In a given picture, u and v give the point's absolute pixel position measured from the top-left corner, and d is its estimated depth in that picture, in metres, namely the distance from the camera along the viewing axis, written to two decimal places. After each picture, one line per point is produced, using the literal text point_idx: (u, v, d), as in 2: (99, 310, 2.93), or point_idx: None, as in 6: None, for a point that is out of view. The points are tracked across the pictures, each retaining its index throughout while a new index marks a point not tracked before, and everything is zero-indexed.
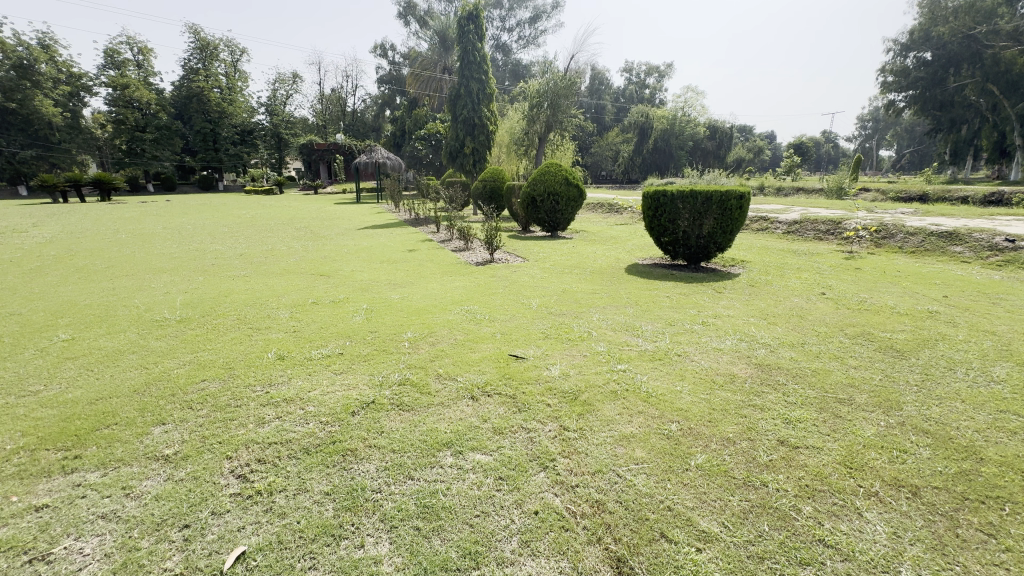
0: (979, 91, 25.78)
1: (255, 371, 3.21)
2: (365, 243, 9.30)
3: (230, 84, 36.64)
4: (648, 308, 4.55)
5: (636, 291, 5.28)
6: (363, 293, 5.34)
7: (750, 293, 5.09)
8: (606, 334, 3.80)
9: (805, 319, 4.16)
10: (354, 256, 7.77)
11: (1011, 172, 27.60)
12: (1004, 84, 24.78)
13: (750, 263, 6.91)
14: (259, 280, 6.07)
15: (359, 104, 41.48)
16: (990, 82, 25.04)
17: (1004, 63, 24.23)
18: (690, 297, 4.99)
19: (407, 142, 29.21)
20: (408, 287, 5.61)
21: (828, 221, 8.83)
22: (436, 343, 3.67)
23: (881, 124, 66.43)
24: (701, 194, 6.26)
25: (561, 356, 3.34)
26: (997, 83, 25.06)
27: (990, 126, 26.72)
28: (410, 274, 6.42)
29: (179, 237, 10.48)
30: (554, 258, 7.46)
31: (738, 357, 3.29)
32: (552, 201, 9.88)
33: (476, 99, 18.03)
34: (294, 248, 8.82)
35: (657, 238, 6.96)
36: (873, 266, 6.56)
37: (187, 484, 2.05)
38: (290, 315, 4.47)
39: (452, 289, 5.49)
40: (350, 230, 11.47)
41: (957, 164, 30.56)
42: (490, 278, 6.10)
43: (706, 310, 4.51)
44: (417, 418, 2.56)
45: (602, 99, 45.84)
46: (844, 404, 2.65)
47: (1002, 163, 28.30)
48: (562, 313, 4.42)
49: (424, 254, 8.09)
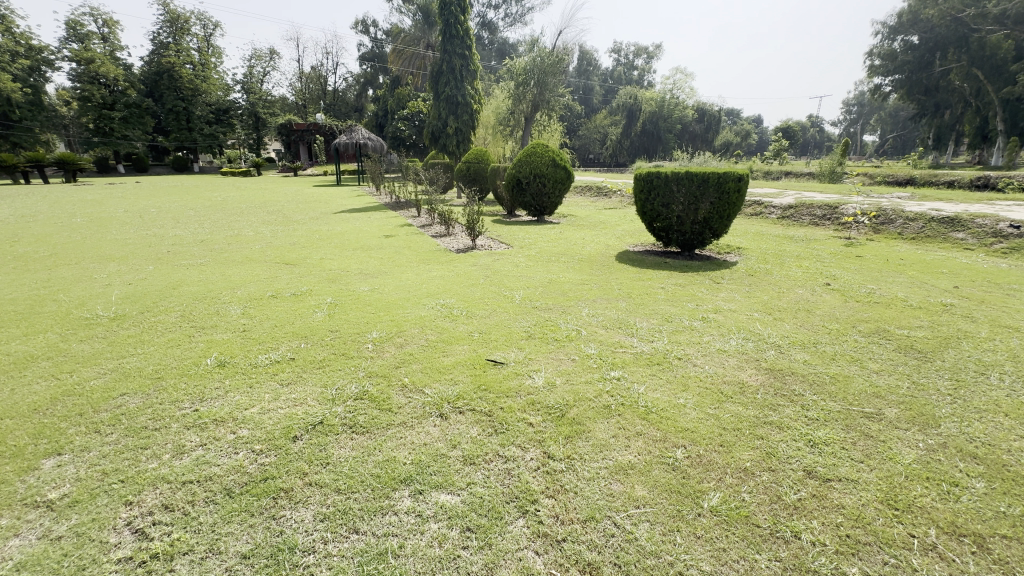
0: (963, 76, 25.57)
1: (185, 383, 2.73)
2: (340, 228, 8.74)
3: (203, 60, 35.01)
4: (642, 302, 4.14)
5: (629, 282, 4.87)
6: (329, 284, 4.84)
7: (751, 284, 4.70)
8: (597, 333, 3.38)
9: (813, 314, 3.79)
10: (326, 243, 7.23)
11: (992, 158, 27.66)
12: (988, 69, 24.58)
13: (746, 250, 6.54)
14: (215, 270, 5.53)
15: (340, 82, 40.09)
16: (974, 67, 24.83)
17: (990, 47, 23.99)
18: (686, 288, 4.59)
19: (389, 122, 28.26)
20: (380, 278, 5.12)
21: (824, 206, 8.50)
22: (404, 345, 3.21)
23: (865, 109, 66.67)
24: (697, 176, 5.85)
25: (546, 360, 2.93)
26: (982, 68, 24.82)
27: (973, 112, 26.65)
28: (385, 262, 5.93)
29: (139, 222, 9.79)
30: (540, 245, 7.00)
31: (745, 361, 2.91)
32: (539, 183, 9.38)
33: (459, 76, 17.29)
34: (262, 234, 8.22)
35: (649, 224, 6.53)
36: (873, 253, 6.24)
37: (64, 545, 1.59)
38: (242, 312, 3.97)
39: (429, 280, 5.04)
40: (325, 214, 10.84)
41: (940, 149, 30.60)
42: (470, 267, 5.64)
43: (705, 304, 4.11)
44: (373, 444, 2.12)
45: (590, 80, 45.01)
46: (873, 420, 2.27)
47: (984, 148, 28.33)
48: (548, 308, 3.99)
49: (401, 240, 7.57)
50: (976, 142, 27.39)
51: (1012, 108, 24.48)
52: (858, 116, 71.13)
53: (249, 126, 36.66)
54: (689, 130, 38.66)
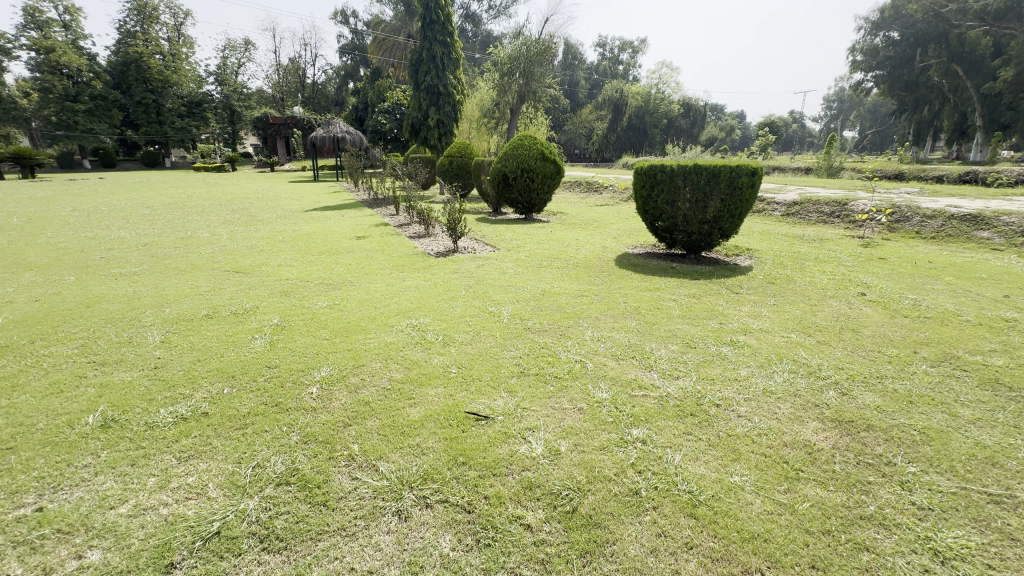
0: (943, 72, 25.47)
1: (43, 459, 1.93)
2: (308, 228, 7.90)
3: (173, 50, 33.39)
4: (655, 320, 3.45)
5: (634, 292, 4.22)
6: (280, 299, 4.06)
7: (776, 295, 4.06)
8: (606, 367, 2.69)
9: (862, 335, 3.13)
10: (288, 246, 6.43)
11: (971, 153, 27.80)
12: (968, 65, 24.54)
13: (757, 252, 5.92)
14: (149, 281, 4.71)
15: (319, 75, 38.70)
16: (954, 63, 24.74)
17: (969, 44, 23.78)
18: (703, 302, 3.94)
19: (369, 115, 27.22)
20: (343, 290, 4.36)
21: (831, 203, 7.96)
22: (359, 389, 2.47)
23: (846, 105, 67.27)
24: (706, 170, 5.19)
25: (545, 412, 2.21)
26: (962, 64, 24.65)
27: (952, 107, 26.66)
28: (355, 270, 5.19)
29: (83, 222, 8.79)
30: (529, 246, 6.29)
31: (803, 407, 2.25)
32: (526, 178, 8.66)
33: (440, 64, 16.41)
34: (217, 236, 7.34)
35: (650, 223, 5.86)
36: (896, 255, 5.68)
37: None
38: (163, 339, 3.18)
39: (403, 291, 4.31)
40: (294, 212, 9.95)
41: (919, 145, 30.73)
42: (450, 274, 4.91)
43: (730, 322, 3.45)
44: (292, 574, 1.39)
45: (575, 74, 44.23)
46: (1008, 510, 1.62)
47: (962, 143, 28.47)
48: (543, 329, 3.29)
49: (375, 242, 6.79)
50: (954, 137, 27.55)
51: (991, 104, 24.46)
52: (837, 110, 71.95)
53: (224, 120, 35.21)
54: (675, 125, 37.94)
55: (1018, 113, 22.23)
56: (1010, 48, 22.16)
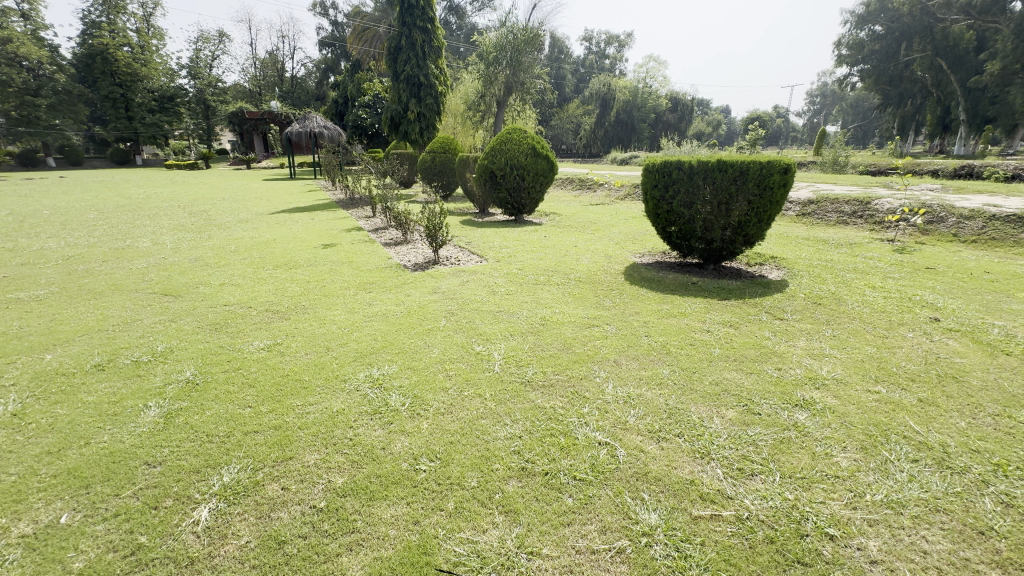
0: (927, 66, 25.14)
1: None
2: (269, 234, 6.93)
3: (142, 42, 31.69)
4: (693, 366, 2.64)
5: (654, 319, 3.43)
6: (206, 338, 3.14)
7: (831, 323, 3.31)
8: (645, 457, 1.85)
9: (973, 389, 2.36)
10: (241, 258, 5.52)
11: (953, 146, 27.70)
12: (951, 59, 24.28)
13: (784, 261, 5.18)
14: (48, 310, 3.74)
15: (298, 68, 37.27)
16: (938, 57, 24.41)
17: (953, 38, 23.35)
18: (744, 334, 3.14)
19: (349, 110, 26.03)
20: (293, 321, 3.48)
21: (852, 201, 7.26)
22: (274, 513, 1.60)
23: (829, 100, 67.63)
24: (731, 168, 4.38)
25: (567, 568, 1.37)
26: (945, 58, 24.26)
27: (935, 101, 26.44)
28: (313, 290, 4.29)
29: (13, 229, 7.72)
30: (522, 256, 5.43)
31: (968, 543, 1.45)
32: (516, 176, 7.80)
33: (421, 53, 15.39)
34: (161, 244, 6.35)
35: (662, 230, 5.06)
36: (943, 263, 4.98)
37: None
38: (14, 413, 2.24)
39: (369, 322, 3.44)
40: (258, 215, 8.95)
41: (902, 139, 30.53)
42: (427, 295, 4.05)
43: (790, 366, 2.66)
44: None
45: (562, 67, 43.30)
46: None
47: (944, 137, 28.37)
48: (547, 385, 2.45)
49: (344, 251, 5.89)
50: (936, 132, 27.38)
51: (974, 98, 24.26)
52: (820, 105, 72.53)
53: (198, 115, 33.60)
54: (663, 119, 36.99)
55: (1002, 106, 21.97)
56: (996, 41, 21.85)
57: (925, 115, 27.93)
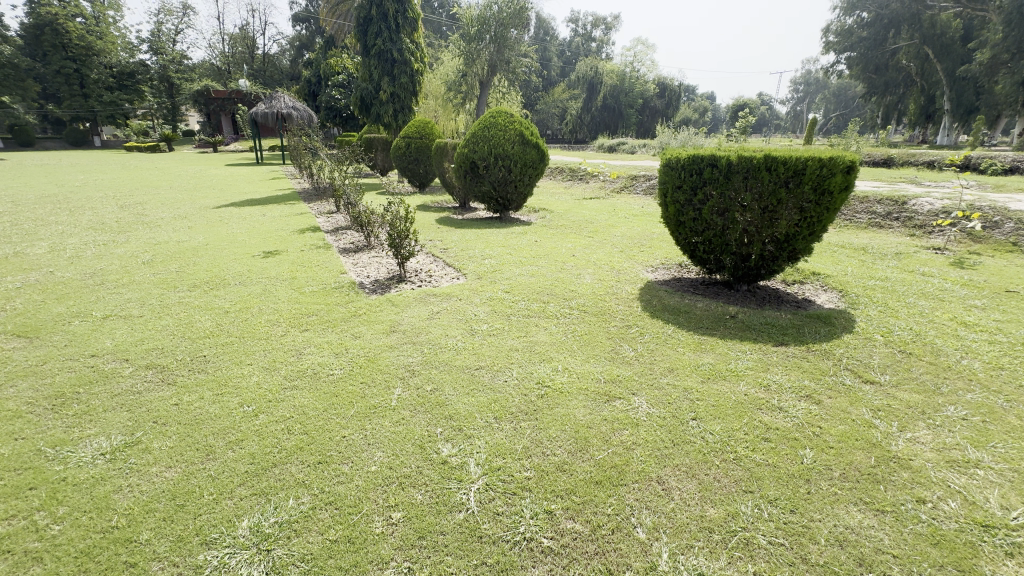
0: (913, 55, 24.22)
1: None
2: (202, 236, 5.75)
3: (98, 13, 29.37)
4: (788, 497, 1.65)
5: (700, 384, 2.42)
6: (13, 438, 2.01)
7: (949, 394, 2.34)
8: None
9: None
10: (152, 271, 4.36)
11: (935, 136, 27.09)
12: (937, 48, 23.24)
13: (830, 278, 4.25)
14: None
15: (269, 45, 35.17)
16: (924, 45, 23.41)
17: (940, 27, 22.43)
18: (835, 417, 2.14)
19: (321, 90, 24.30)
20: (175, 391, 2.37)
21: (885, 201, 6.37)
22: None
23: (812, 88, 67.19)
24: (780, 167, 3.39)
25: None
26: (931, 47, 23.28)
27: (919, 90, 25.57)
28: (229, 326, 3.17)
29: None
30: (509, 270, 4.41)
31: None
32: (502, 168, 6.69)
33: (394, 24, 13.88)
34: (61, 250, 5.12)
35: (685, 242, 4.05)
36: (1018, 282, 4.11)
37: None
38: None
39: (290, 393, 2.34)
40: (200, 210, 7.71)
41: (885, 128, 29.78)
42: (382, 338, 2.98)
43: (944, 494, 1.68)
44: None
45: (548, 49, 41.64)
46: None
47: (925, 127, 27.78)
48: (546, 564, 1.40)
49: (290, 261, 4.75)
50: (919, 122, 26.68)
51: (958, 87, 23.57)
52: (802, 94, 72.16)
53: (162, 93, 30.62)
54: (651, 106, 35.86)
55: (988, 97, 21.30)
56: (985, 30, 21.03)
57: (908, 104, 27.11)
